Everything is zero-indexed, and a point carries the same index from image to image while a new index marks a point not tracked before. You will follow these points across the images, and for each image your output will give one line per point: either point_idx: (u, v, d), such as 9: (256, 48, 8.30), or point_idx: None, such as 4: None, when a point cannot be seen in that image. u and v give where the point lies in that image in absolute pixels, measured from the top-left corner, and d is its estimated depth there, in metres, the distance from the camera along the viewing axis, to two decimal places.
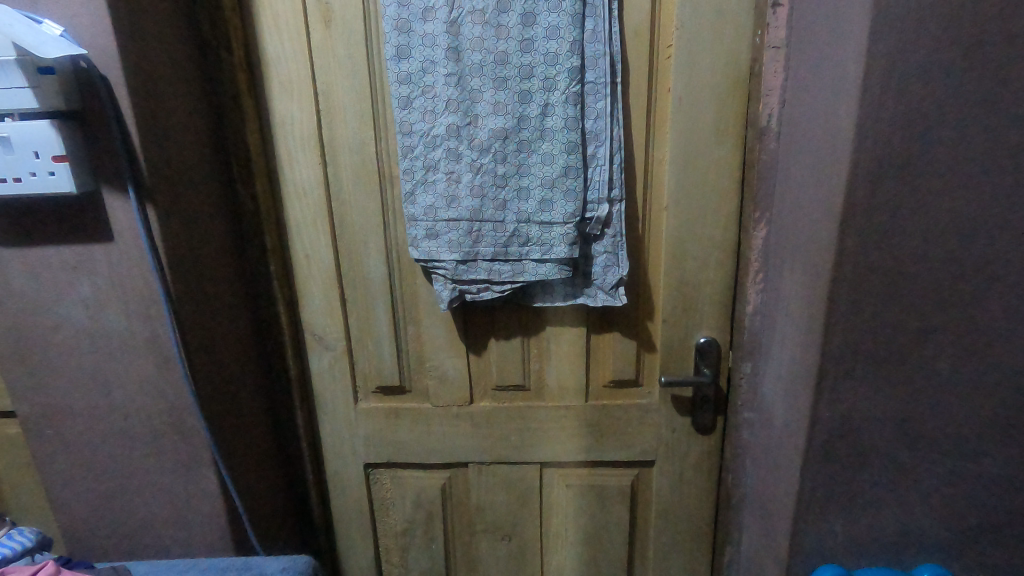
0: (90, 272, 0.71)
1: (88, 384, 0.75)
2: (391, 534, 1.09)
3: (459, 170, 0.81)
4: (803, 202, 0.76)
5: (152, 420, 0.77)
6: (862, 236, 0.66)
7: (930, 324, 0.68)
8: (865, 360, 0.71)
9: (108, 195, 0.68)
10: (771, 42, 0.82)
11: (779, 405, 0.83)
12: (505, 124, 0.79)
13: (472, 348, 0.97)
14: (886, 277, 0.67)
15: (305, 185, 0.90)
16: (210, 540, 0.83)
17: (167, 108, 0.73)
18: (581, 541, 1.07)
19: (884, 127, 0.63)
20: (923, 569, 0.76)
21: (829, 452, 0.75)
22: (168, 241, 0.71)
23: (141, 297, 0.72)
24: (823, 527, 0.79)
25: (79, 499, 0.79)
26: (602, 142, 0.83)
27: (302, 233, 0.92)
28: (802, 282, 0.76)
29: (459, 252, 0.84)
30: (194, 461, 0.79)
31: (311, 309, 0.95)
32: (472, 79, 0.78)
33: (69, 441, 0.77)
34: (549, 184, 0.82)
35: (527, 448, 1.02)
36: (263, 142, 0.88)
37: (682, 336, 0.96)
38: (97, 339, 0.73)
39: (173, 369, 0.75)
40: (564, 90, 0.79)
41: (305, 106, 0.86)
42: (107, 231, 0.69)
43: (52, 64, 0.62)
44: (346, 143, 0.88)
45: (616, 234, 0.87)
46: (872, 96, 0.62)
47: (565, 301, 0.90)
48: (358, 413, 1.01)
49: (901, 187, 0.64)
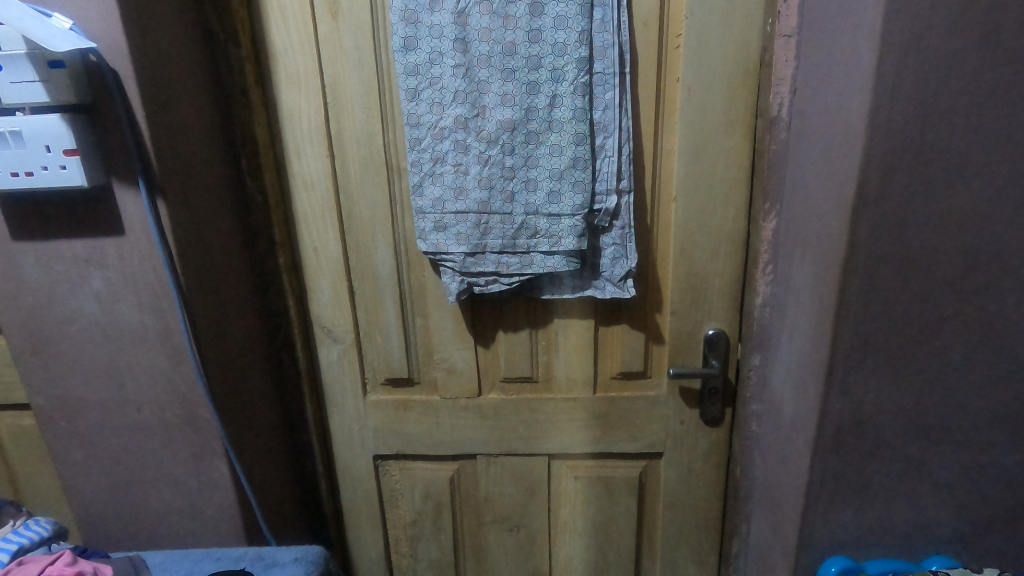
0: (102, 265, 0.71)
1: (101, 377, 0.76)
2: (400, 525, 1.09)
3: (467, 162, 0.81)
4: (815, 192, 0.75)
5: (165, 411, 0.77)
6: (875, 227, 0.66)
7: (942, 315, 0.69)
8: (875, 352, 0.71)
9: (119, 188, 0.68)
10: (783, 31, 0.81)
11: (789, 396, 0.83)
12: (512, 116, 0.79)
13: (480, 340, 0.97)
14: (897, 266, 0.67)
15: (312, 177, 0.90)
16: (222, 531, 0.84)
17: (176, 101, 0.73)
18: (589, 532, 1.07)
19: (898, 116, 0.62)
20: (933, 561, 0.77)
21: (838, 443, 0.76)
22: (179, 235, 0.71)
23: (153, 291, 0.72)
24: (831, 517, 0.79)
25: (93, 489, 0.80)
26: (610, 133, 0.82)
27: (310, 225, 0.92)
28: (812, 274, 0.76)
29: (467, 244, 0.84)
30: (206, 452, 0.80)
31: (320, 301, 0.96)
32: (479, 70, 0.78)
33: (84, 432, 0.78)
34: (557, 175, 0.81)
35: (536, 439, 1.02)
36: (272, 134, 0.88)
37: (692, 328, 0.96)
38: (110, 332, 0.74)
39: (185, 361, 0.75)
40: (572, 81, 0.78)
41: (313, 98, 0.86)
42: (118, 224, 0.70)
43: (62, 57, 0.62)
44: (354, 135, 0.88)
45: (625, 226, 0.86)
46: (885, 84, 0.61)
47: (573, 293, 0.90)
48: (368, 405, 1.01)
49: (913, 178, 0.64)
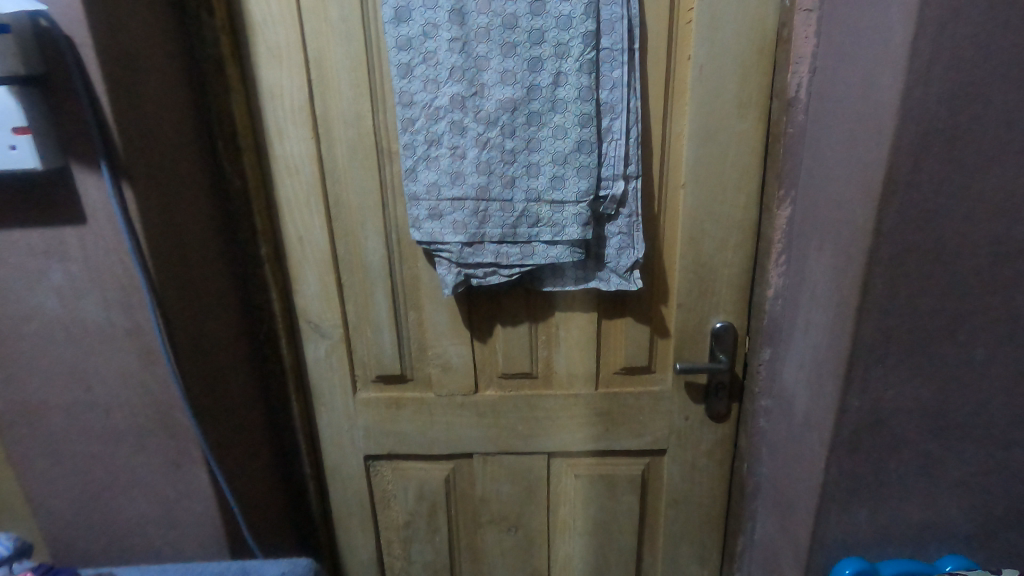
0: (62, 258, 0.64)
1: (66, 380, 0.69)
2: (393, 527, 1.05)
3: (464, 145, 0.76)
4: (836, 179, 0.70)
5: (137, 416, 0.71)
6: (903, 215, 0.62)
7: (967, 309, 0.65)
8: (898, 347, 0.67)
9: (79, 172, 0.61)
10: (803, 5, 0.75)
11: (802, 393, 0.80)
12: (513, 95, 0.73)
13: (476, 334, 0.92)
14: (925, 258, 0.63)
15: (296, 160, 0.83)
16: (203, 542, 0.78)
17: (143, 75, 0.66)
18: (590, 531, 1.03)
19: (932, 96, 0.58)
20: (947, 561, 0.75)
21: (855, 442, 0.72)
22: (148, 223, 0.65)
23: (120, 285, 0.66)
24: (845, 518, 0.76)
25: (60, 500, 0.74)
26: (617, 114, 0.77)
27: (294, 212, 0.85)
28: (831, 265, 0.72)
29: (464, 234, 0.79)
30: (184, 459, 0.74)
31: (305, 294, 0.90)
32: (477, 45, 0.72)
33: (47, 440, 0.71)
34: (561, 160, 0.76)
35: (535, 437, 0.98)
36: (250, 114, 0.81)
37: (697, 321, 0.92)
38: (74, 331, 0.67)
39: (158, 362, 0.69)
40: (578, 58, 0.73)
41: (296, 75, 0.79)
42: (79, 212, 0.63)
43: (7, 20, 0.55)
44: (341, 116, 0.81)
45: (632, 214, 0.82)
46: (920, 62, 0.57)
47: (577, 285, 0.85)
48: (358, 404, 0.96)
49: (944, 164, 0.60)
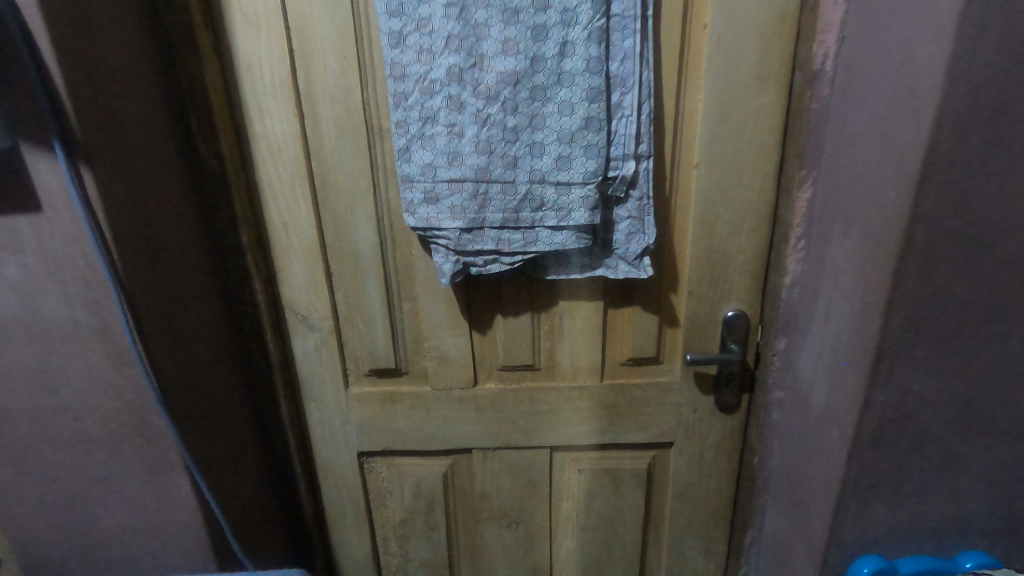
0: (17, 251, 0.58)
1: (28, 384, 0.63)
2: (389, 524, 1.00)
3: (462, 122, 0.69)
4: (864, 160, 0.65)
5: (109, 421, 0.66)
6: (942, 199, 0.57)
7: (1006, 298, 0.61)
8: (929, 340, 0.63)
9: (31, 153, 0.55)
10: None
11: (821, 386, 0.76)
12: (516, 66, 0.67)
13: (475, 325, 0.86)
14: (964, 245, 0.59)
15: (278, 139, 0.76)
16: (187, 550, 0.73)
17: (103, 47, 0.59)
18: (593, 526, 1.00)
19: (981, 68, 0.52)
20: (967, 558, 0.72)
21: (879, 439, 0.68)
22: (111, 210, 0.58)
23: (84, 280, 0.59)
24: (865, 516, 0.73)
25: (30, 511, 0.69)
26: (628, 88, 0.71)
27: (277, 196, 0.79)
28: (857, 253, 0.67)
29: (462, 219, 0.73)
30: (163, 465, 0.69)
31: (292, 284, 0.84)
32: (476, 10, 0.65)
33: (12, 448, 0.65)
34: (567, 138, 0.70)
35: (537, 432, 0.93)
36: (227, 89, 0.74)
37: (708, 309, 0.87)
38: (35, 331, 0.61)
39: (130, 363, 0.63)
40: (586, 25, 0.66)
41: (275, 45, 0.72)
42: (34, 200, 0.56)
43: None
44: (326, 90, 0.74)
45: (642, 197, 0.76)
46: (971, 29, 0.51)
47: (582, 273, 0.80)
48: (350, 399, 0.91)
49: (990, 143, 0.55)
